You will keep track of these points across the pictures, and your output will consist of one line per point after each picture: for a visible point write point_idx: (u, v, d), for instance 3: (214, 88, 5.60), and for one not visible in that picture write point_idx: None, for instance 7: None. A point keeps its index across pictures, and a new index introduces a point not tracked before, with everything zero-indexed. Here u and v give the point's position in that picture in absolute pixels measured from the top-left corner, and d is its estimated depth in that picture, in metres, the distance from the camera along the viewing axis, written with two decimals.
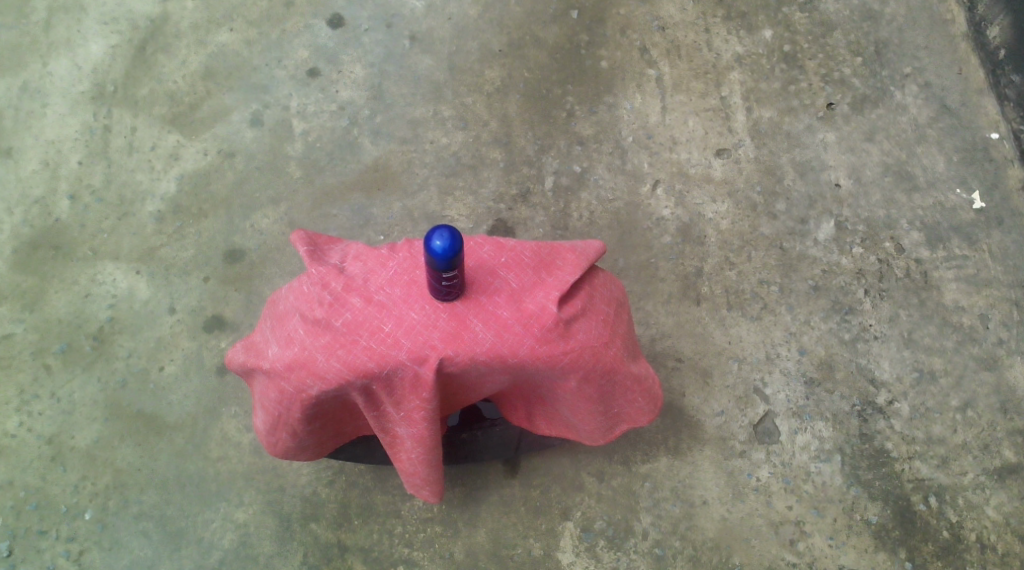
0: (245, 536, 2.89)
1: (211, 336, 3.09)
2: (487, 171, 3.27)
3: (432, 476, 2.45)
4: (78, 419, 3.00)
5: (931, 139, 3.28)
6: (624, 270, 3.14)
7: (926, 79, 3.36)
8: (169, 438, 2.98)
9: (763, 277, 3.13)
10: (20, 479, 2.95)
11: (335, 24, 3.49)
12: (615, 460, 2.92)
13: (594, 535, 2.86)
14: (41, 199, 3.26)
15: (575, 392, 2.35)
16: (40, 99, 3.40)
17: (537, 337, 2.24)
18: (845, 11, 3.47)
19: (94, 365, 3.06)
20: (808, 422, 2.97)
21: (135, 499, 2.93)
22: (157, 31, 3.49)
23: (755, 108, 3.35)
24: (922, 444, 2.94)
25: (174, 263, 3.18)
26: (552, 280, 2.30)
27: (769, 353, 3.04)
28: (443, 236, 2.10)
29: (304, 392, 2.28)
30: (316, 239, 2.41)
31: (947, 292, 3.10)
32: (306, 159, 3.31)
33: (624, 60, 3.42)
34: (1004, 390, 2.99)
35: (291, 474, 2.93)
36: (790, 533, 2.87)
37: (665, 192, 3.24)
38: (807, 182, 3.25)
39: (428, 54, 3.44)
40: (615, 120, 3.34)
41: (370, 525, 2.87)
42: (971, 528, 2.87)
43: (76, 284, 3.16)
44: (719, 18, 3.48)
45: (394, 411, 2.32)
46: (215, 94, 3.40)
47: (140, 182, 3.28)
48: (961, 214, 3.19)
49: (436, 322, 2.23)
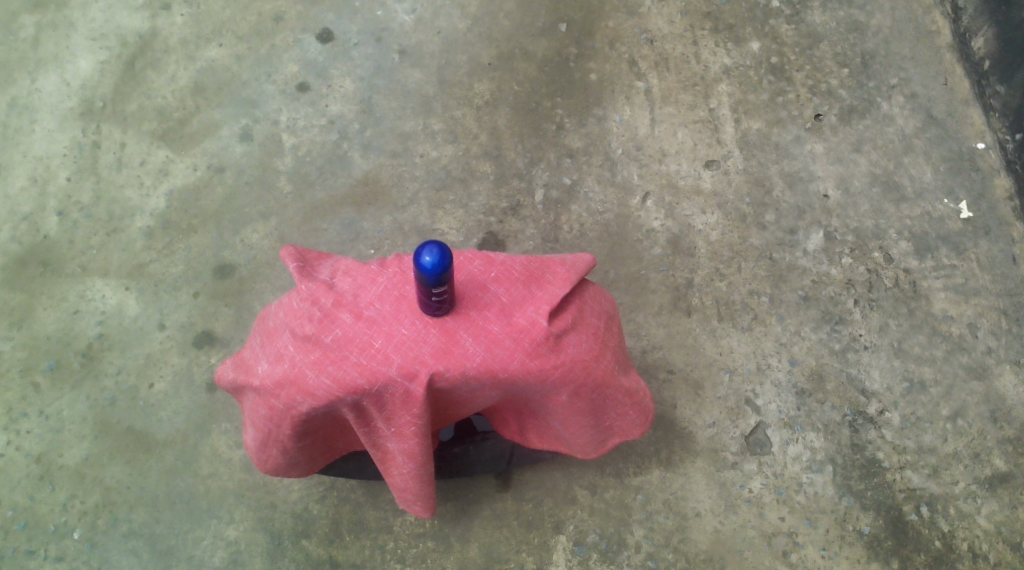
0: (236, 553, 2.87)
1: (201, 352, 3.08)
2: (477, 185, 3.28)
3: (423, 491, 2.43)
4: (67, 437, 2.99)
5: (918, 149, 3.30)
6: (614, 282, 3.14)
7: (912, 90, 3.38)
8: (159, 455, 2.97)
9: (753, 287, 3.13)
10: (8, 498, 2.93)
11: (325, 38, 3.49)
12: (607, 473, 2.92)
13: (587, 549, 2.86)
14: (30, 216, 3.25)
15: (566, 405, 2.35)
16: (28, 116, 3.39)
17: (528, 351, 2.24)
18: (831, 23, 3.49)
19: (83, 382, 3.04)
20: (799, 432, 2.97)
21: (125, 517, 2.91)
22: (146, 47, 3.49)
23: (743, 120, 3.36)
24: (913, 453, 2.94)
25: (164, 279, 3.17)
26: (542, 294, 2.31)
27: (760, 364, 3.04)
28: (432, 252, 2.10)
29: (294, 408, 2.27)
30: (305, 255, 2.41)
31: (936, 301, 3.11)
32: (296, 173, 3.30)
33: (613, 72, 3.44)
34: (994, 399, 3.00)
35: (283, 491, 2.92)
36: (783, 544, 2.87)
37: (655, 204, 3.25)
38: (796, 193, 3.26)
39: (417, 68, 3.45)
40: (605, 133, 3.35)
41: (363, 541, 2.86)
42: (964, 537, 2.87)
43: (64, 301, 3.14)
44: (707, 31, 3.50)
45: (385, 426, 2.31)
46: (204, 109, 3.40)
47: (129, 198, 3.28)
48: (948, 224, 3.20)
49: (426, 338, 2.23)
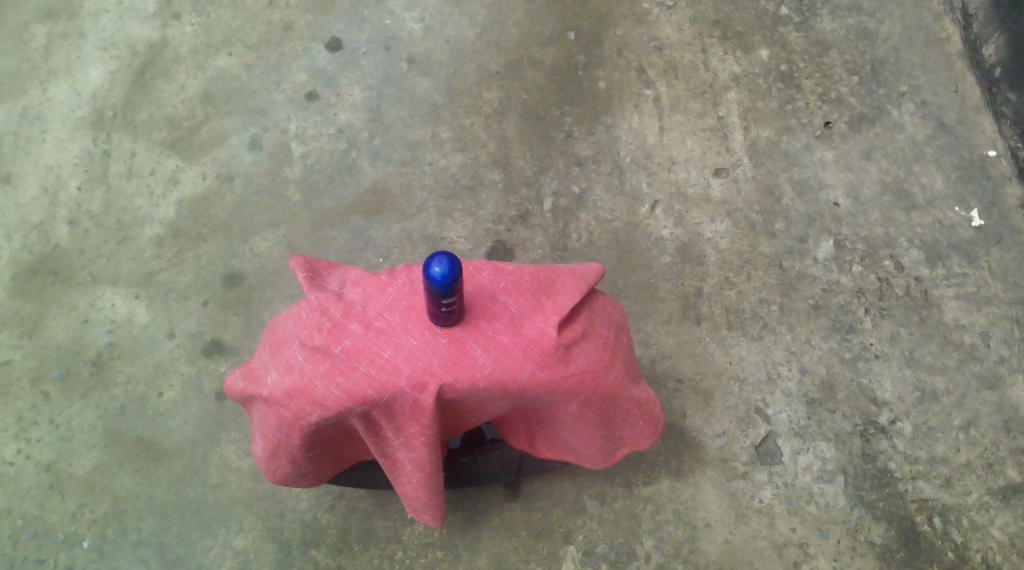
0: (245, 563, 2.87)
1: (210, 360, 3.08)
2: (486, 193, 3.28)
3: (432, 502, 2.42)
4: (77, 445, 2.99)
5: (929, 157, 3.29)
6: (623, 291, 3.14)
7: (922, 97, 3.37)
8: (168, 463, 2.97)
9: (763, 296, 3.12)
10: (18, 507, 2.93)
11: (334, 48, 3.50)
12: (616, 483, 2.91)
13: (596, 559, 2.84)
14: (41, 224, 3.26)
15: (576, 416, 2.34)
16: (40, 125, 3.40)
17: (538, 361, 2.24)
18: (841, 30, 3.48)
19: (93, 391, 3.05)
20: (810, 442, 2.95)
21: (134, 526, 2.91)
22: (156, 56, 3.50)
23: (753, 128, 3.36)
24: (925, 463, 2.93)
25: (174, 287, 3.17)
26: (552, 305, 2.30)
27: (770, 373, 3.03)
28: (442, 263, 2.10)
29: (303, 418, 2.26)
30: (315, 265, 2.41)
31: (948, 310, 3.09)
32: (306, 181, 3.31)
33: (622, 81, 3.43)
34: (1006, 409, 2.98)
35: (291, 500, 2.91)
36: (794, 555, 2.85)
37: (664, 212, 3.24)
38: (806, 201, 3.25)
39: (426, 77, 3.45)
40: (614, 140, 3.34)
41: (371, 551, 2.85)
42: (977, 548, 2.85)
43: (75, 309, 3.15)
44: (716, 38, 3.49)
45: (394, 436, 2.30)
46: (215, 118, 3.41)
47: (140, 207, 3.28)
48: (960, 232, 3.18)
49: (436, 348, 2.22)
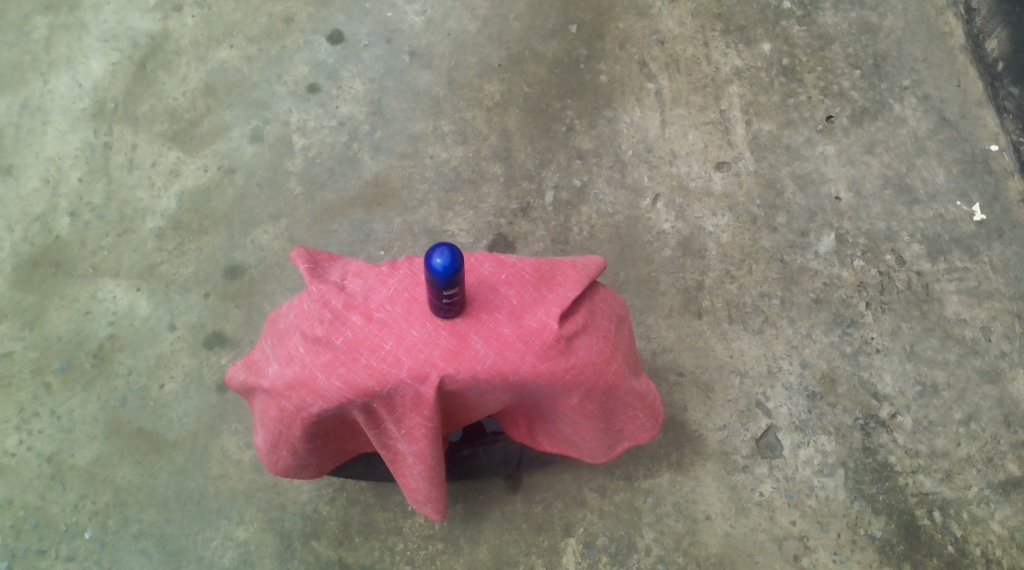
0: (245, 555, 2.87)
1: (211, 352, 3.08)
2: (487, 186, 3.27)
3: (432, 494, 2.43)
4: (78, 437, 3.00)
5: (931, 151, 3.28)
6: (624, 284, 3.13)
7: (924, 91, 3.36)
8: (169, 455, 2.97)
9: (764, 290, 3.12)
10: (20, 498, 2.94)
11: (336, 40, 3.49)
12: (616, 476, 2.91)
13: (596, 551, 2.85)
14: (41, 216, 3.26)
15: (577, 409, 2.34)
16: (41, 117, 3.40)
17: (538, 353, 2.24)
18: (843, 24, 3.47)
19: (93, 383, 3.05)
20: (810, 435, 2.96)
21: (135, 518, 2.92)
22: (157, 48, 3.50)
23: (755, 122, 3.35)
24: (925, 457, 2.93)
25: (174, 279, 3.18)
26: (553, 296, 2.30)
27: (771, 367, 3.03)
28: (443, 254, 2.10)
29: (304, 410, 2.27)
30: (316, 257, 2.42)
31: (949, 304, 3.09)
32: (306, 174, 3.31)
33: (624, 74, 3.42)
34: (1007, 403, 2.98)
35: (292, 492, 2.92)
36: (794, 548, 2.86)
37: (665, 205, 3.24)
38: (807, 195, 3.25)
39: (427, 70, 3.45)
40: (615, 134, 3.34)
41: (372, 543, 2.86)
42: (977, 542, 2.85)
43: (76, 301, 3.15)
44: (718, 32, 3.48)
45: (396, 429, 2.30)
46: (215, 110, 3.41)
47: (141, 199, 3.28)
48: (961, 227, 3.18)
49: (437, 340, 2.23)
